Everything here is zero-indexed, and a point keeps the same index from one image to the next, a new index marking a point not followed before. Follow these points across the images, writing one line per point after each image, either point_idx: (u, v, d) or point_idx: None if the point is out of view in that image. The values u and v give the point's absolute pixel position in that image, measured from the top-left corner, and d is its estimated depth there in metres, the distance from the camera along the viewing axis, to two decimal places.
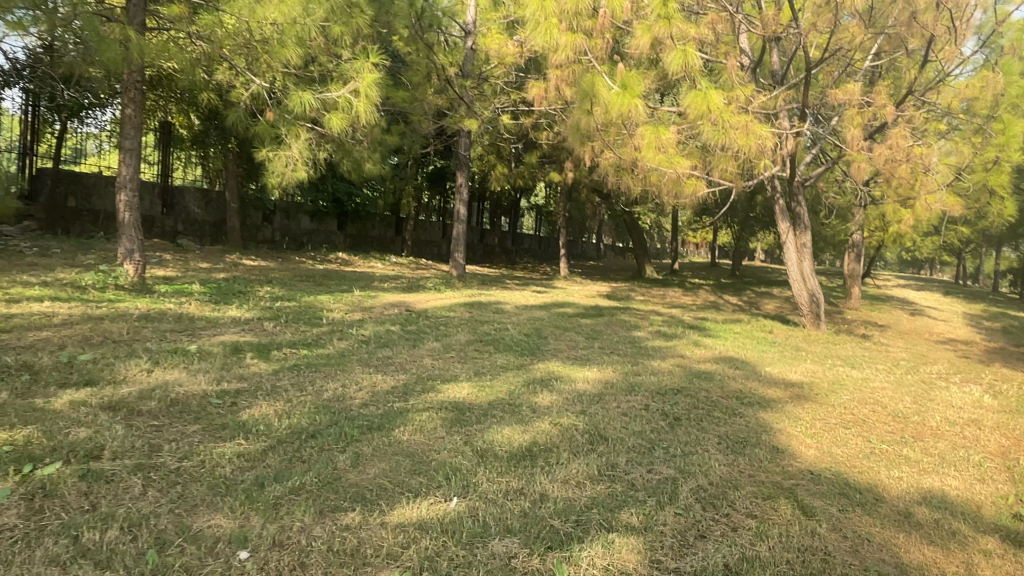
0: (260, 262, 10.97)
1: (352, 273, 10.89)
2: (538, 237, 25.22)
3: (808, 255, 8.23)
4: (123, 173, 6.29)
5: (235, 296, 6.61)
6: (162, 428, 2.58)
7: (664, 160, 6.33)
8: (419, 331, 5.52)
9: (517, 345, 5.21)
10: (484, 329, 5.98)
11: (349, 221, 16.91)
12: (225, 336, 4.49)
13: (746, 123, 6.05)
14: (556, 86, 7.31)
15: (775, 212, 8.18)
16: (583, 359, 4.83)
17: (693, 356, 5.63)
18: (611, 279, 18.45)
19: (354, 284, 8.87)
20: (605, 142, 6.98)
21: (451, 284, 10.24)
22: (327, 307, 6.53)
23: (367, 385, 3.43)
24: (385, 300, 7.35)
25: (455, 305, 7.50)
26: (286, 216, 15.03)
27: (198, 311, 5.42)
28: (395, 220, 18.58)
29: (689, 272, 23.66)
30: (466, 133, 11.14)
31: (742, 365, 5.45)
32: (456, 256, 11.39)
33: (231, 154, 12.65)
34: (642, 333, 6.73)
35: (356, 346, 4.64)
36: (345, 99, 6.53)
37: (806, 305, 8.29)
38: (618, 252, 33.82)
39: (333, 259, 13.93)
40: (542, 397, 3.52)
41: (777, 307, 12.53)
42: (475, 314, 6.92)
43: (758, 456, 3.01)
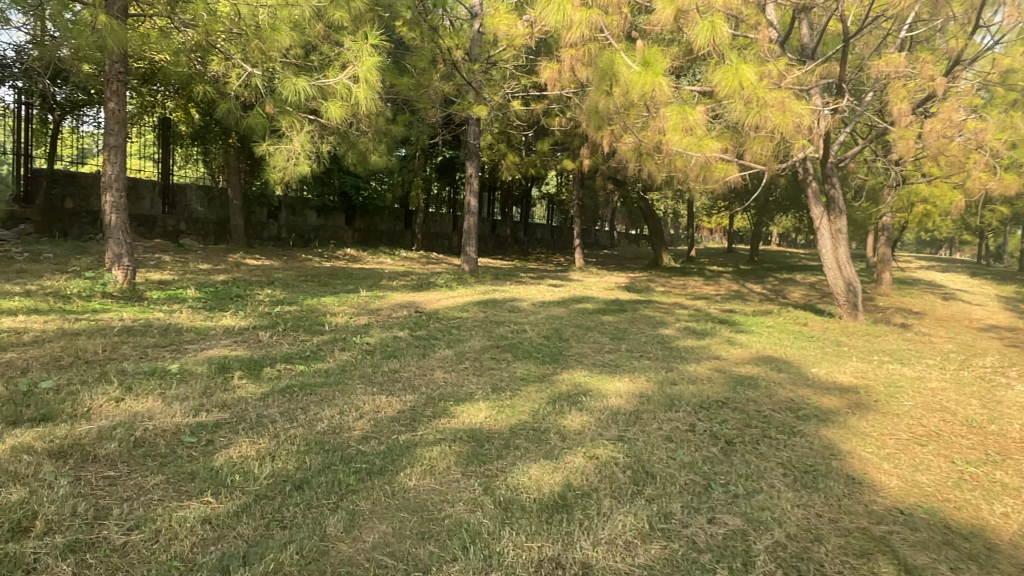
0: (264, 261, 10.53)
1: (359, 270, 10.44)
2: (551, 226, 24.66)
3: (844, 242, 7.66)
4: (107, 172, 5.85)
5: (233, 301, 6.19)
6: (117, 481, 2.13)
7: (692, 143, 5.81)
8: (430, 337, 5.06)
9: (537, 351, 4.72)
10: (500, 331, 5.51)
11: (356, 215, 16.47)
12: (214, 351, 4.04)
13: (783, 99, 5.51)
14: (569, 67, 6.81)
15: (808, 196, 7.61)
16: (612, 367, 4.34)
17: (730, 357, 5.14)
18: (628, 268, 17.89)
19: (361, 283, 8.42)
20: (625, 126, 6.46)
21: (464, 279, 9.77)
22: (331, 311, 6.09)
23: (369, 410, 2.97)
24: (393, 301, 6.90)
25: (468, 304, 7.04)
26: (292, 212, 14.60)
27: (189, 320, 4.99)
28: (404, 213, 18.13)
29: (708, 259, 23.04)
30: (475, 121, 10.62)
31: (785, 366, 4.96)
32: (468, 249, 10.94)
33: (232, 149, 12.22)
34: (670, 331, 6.23)
35: (359, 358, 4.19)
36: (343, 85, 6.04)
37: (842, 295, 7.72)
38: (632, 240, 33.17)
39: (341, 255, 13.48)
40: (572, 419, 3.04)
41: (805, 295, 11.96)
42: (489, 314, 6.45)
43: (833, 491, 2.52)
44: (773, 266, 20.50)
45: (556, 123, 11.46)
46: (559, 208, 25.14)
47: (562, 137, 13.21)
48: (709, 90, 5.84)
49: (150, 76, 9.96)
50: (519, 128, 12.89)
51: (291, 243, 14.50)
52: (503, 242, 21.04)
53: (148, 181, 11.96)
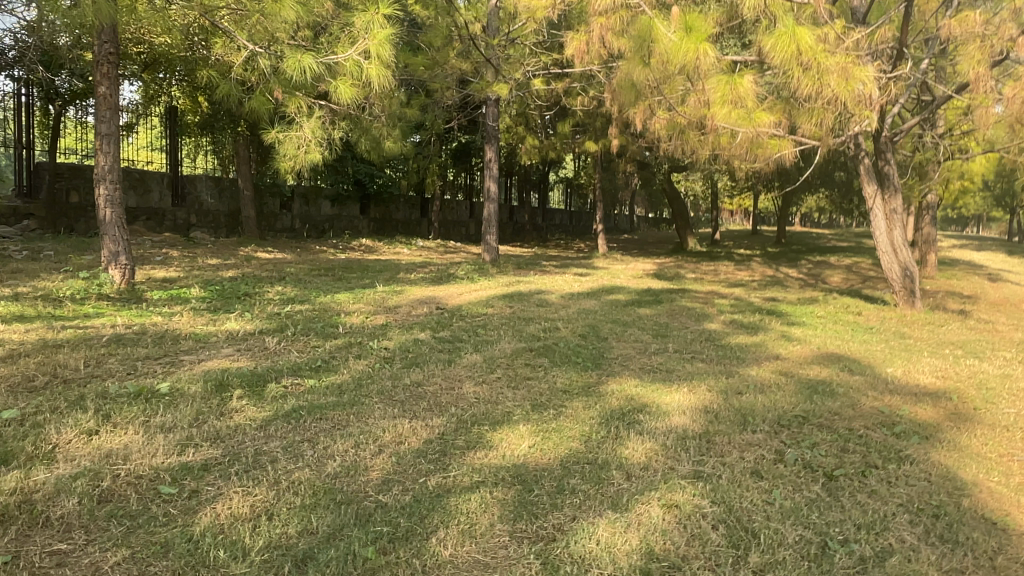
0: (275, 254, 10.08)
1: (375, 262, 9.96)
2: (570, 211, 24.05)
3: (900, 223, 7.06)
4: (100, 163, 5.39)
5: (240, 301, 5.71)
6: (67, 561, 1.64)
7: (740, 116, 5.24)
8: (454, 340, 4.55)
9: (576, 354, 4.20)
10: (532, 331, 4.98)
11: (371, 204, 16.01)
12: (212, 363, 3.56)
13: (846, 64, 4.89)
14: (599, 38, 6.22)
15: (860, 173, 7.04)
16: (665, 373, 3.80)
17: (790, 356, 4.58)
18: (651, 253, 17.27)
19: (377, 276, 7.94)
20: (664, 100, 5.87)
21: (485, 270, 9.25)
22: (346, 310, 5.60)
23: (389, 441, 2.46)
24: (412, 297, 6.39)
25: (493, 298, 6.52)
26: (305, 202, 14.14)
27: (188, 325, 4.51)
28: (420, 201, 17.67)
29: (733, 242, 22.33)
30: (495, 102, 10.04)
31: (855, 367, 4.39)
32: (488, 238, 10.43)
33: (242, 138, 11.77)
34: (715, 325, 5.66)
35: (377, 368, 3.68)
36: (353, 62, 5.48)
37: (898, 281, 7.13)
38: (652, 224, 32.46)
39: (357, 246, 13.02)
40: (634, 448, 2.51)
41: (845, 280, 11.30)
42: (516, 310, 5.93)
43: (982, 546, 1.97)
44: (802, 248, 19.74)
45: (579, 103, 10.84)
46: (578, 193, 24.50)
47: (584, 118, 12.58)
48: (759, 57, 5.23)
49: (153, 63, 9.51)
50: (538, 109, 12.28)
51: (305, 234, 14.06)
52: (521, 228, 20.50)
53: (157, 173, 11.56)
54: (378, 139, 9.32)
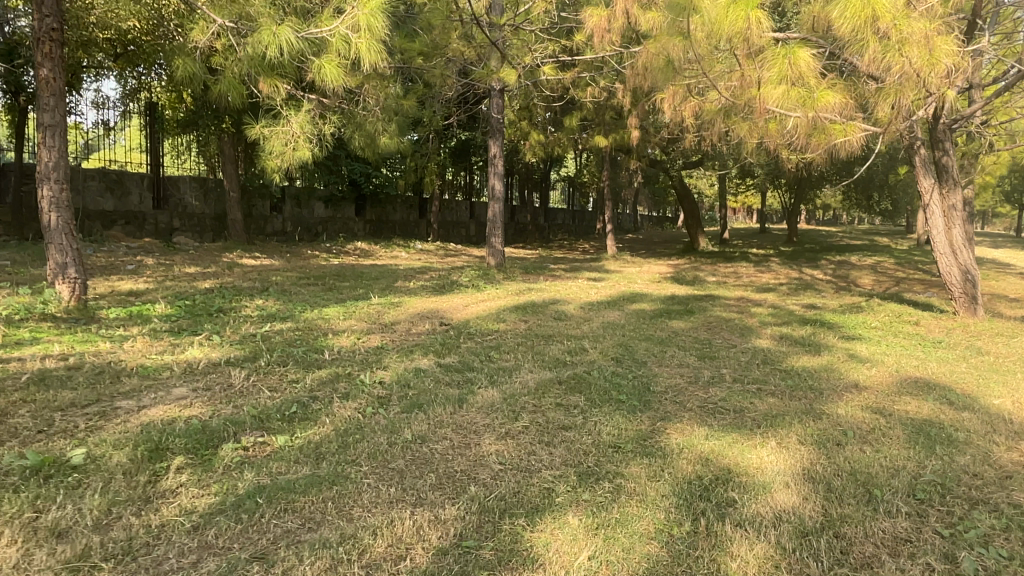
0: (263, 261, 9.29)
1: (371, 268, 9.17)
2: (572, 211, 23.28)
3: (961, 220, 6.21)
4: (43, 159, 4.59)
5: (211, 319, 4.89)
6: None
7: (800, 97, 4.40)
8: (464, 369, 3.73)
9: (617, 389, 3.38)
10: (554, 354, 4.17)
11: (366, 205, 15.26)
12: (157, 414, 2.76)
13: (931, 32, 4.07)
14: (624, 11, 5.43)
15: (914, 165, 6.24)
16: (736, 416, 2.99)
17: (873, 384, 3.77)
18: (661, 254, 16.46)
19: (373, 285, 7.12)
20: (705, 78, 5.07)
21: (491, 275, 8.45)
22: (335, 329, 4.78)
23: (384, 557, 1.66)
24: (412, 310, 5.58)
25: (505, 311, 5.70)
26: (297, 204, 13.35)
27: (140, 354, 3.70)
28: (418, 202, 16.92)
29: (744, 241, 21.56)
30: (499, 93, 9.22)
31: (957, 397, 3.58)
32: (494, 241, 9.63)
33: (228, 137, 10.97)
34: (765, 342, 4.87)
35: (369, 415, 2.86)
36: (340, 37, 4.66)
37: (958, 286, 6.27)
38: (656, 223, 31.70)
39: (351, 250, 12.22)
40: (744, 560, 1.72)
41: (876, 281, 10.50)
42: (533, 326, 5.14)
43: None
44: (816, 247, 18.96)
45: (589, 94, 10.03)
46: (580, 192, 23.71)
47: (592, 111, 11.78)
48: (820, 25, 4.39)
49: (127, 54, 8.71)
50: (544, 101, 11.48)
51: (298, 237, 13.26)
52: (523, 229, 19.72)
53: (136, 175, 10.75)
54: (373, 135, 8.52)
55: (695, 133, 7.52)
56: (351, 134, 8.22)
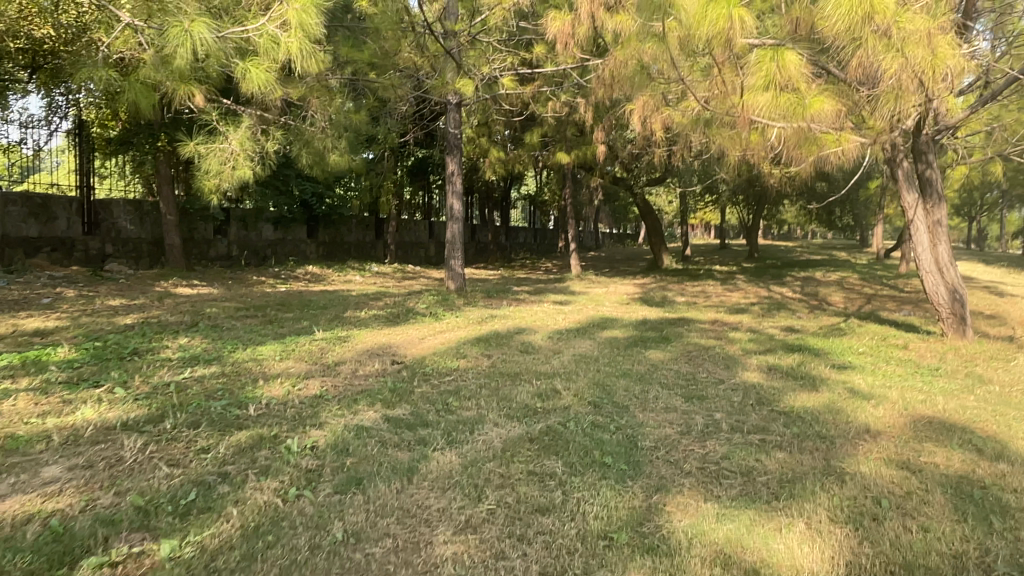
0: (202, 290, 8.56)
1: (320, 296, 8.51)
2: (533, 229, 22.87)
3: (946, 236, 5.86)
4: None
5: (121, 365, 4.20)
6: None
7: (789, 105, 3.94)
8: (416, 424, 3.13)
9: (601, 446, 2.82)
10: (522, 400, 3.60)
11: (319, 227, 14.56)
12: (9, 512, 2.11)
13: (933, 31, 3.64)
14: (590, 14, 4.96)
15: (897, 179, 5.89)
16: (746, 484, 2.46)
17: (887, 428, 3.30)
18: (625, 273, 16.10)
19: (319, 315, 6.48)
20: (683, 83, 4.62)
21: (451, 301, 7.88)
22: (267, 373, 4.13)
23: None
24: (360, 347, 4.95)
25: (464, 344, 5.11)
26: (243, 227, 12.60)
27: (15, 418, 3.02)
28: (373, 222, 16.27)
29: (706, 258, 21.39)
30: (456, 107, 8.67)
31: (983, 442, 3.12)
32: (453, 263, 9.05)
33: (164, 156, 10.17)
34: (753, 375, 4.40)
35: (291, 500, 2.27)
36: (269, 37, 4.08)
37: (946, 306, 5.93)
38: (618, 240, 31.49)
39: (301, 275, 11.52)
40: None
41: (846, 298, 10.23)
42: (497, 362, 4.58)
43: None
44: (778, 263, 18.84)
45: (549, 109, 9.59)
46: (540, 210, 23.32)
47: (553, 127, 11.36)
48: (811, 23, 3.94)
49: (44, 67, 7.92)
50: (502, 117, 10.99)
51: (244, 262, 12.50)
52: (484, 249, 19.21)
53: (62, 199, 9.83)
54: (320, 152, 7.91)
55: (664, 148, 7.10)
56: (297, 151, 7.59)
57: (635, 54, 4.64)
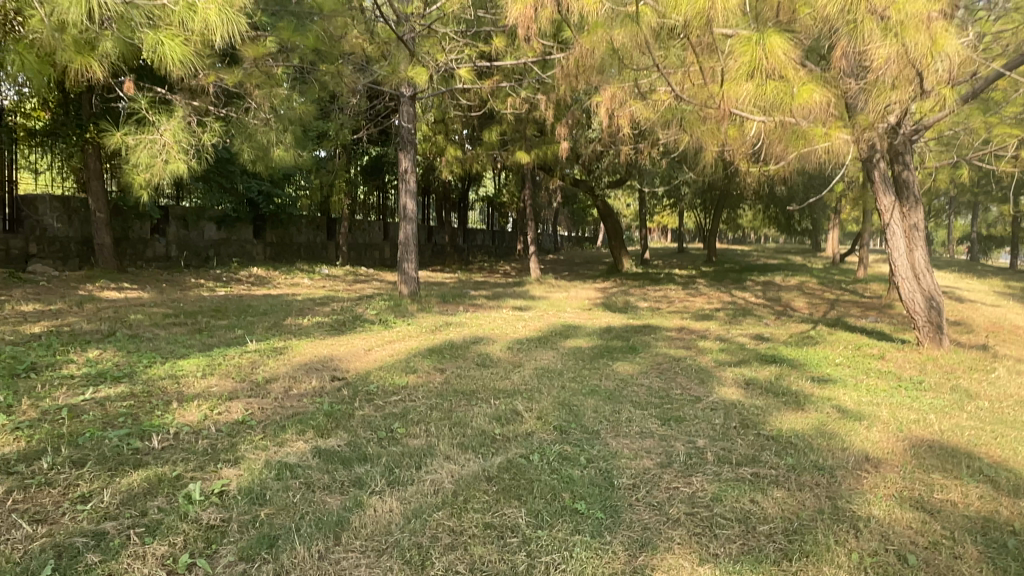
0: (132, 294, 7.87)
1: (262, 301, 7.90)
2: (492, 231, 22.44)
3: (922, 242, 5.63)
4: None
5: (10, 385, 3.59)
6: None
7: (776, 93, 3.57)
8: (352, 458, 2.64)
9: (570, 487, 2.38)
10: (479, 425, 3.14)
11: (266, 226, 13.85)
12: None
13: (934, 13, 3.30)
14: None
15: (874, 181, 5.64)
16: (747, 538, 2.04)
17: (887, 456, 2.94)
18: (585, 277, 15.77)
19: (256, 323, 5.90)
20: (659, 70, 4.22)
21: (403, 307, 7.36)
22: (184, 394, 3.58)
23: None
24: (297, 360, 4.42)
25: (415, 357, 4.63)
26: (183, 226, 11.85)
27: None
28: (325, 222, 15.61)
29: (666, 261, 21.25)
30: (410, 100, 8.16)
31: (996, 472, 2.78)
32: (406, 266, 8.51)
33: (93, 149, 9.40)
34: (730, 392, 4.02)
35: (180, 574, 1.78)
36: (184, 4, 3.76)
37: (922, 314, 5.69)
38: (577, 242, 31.29)
39: (245, 278, 10.83)
40: None
41: (810, 304, 10.05)
42: (450, 377, 4.11)
43: None
44: (736, 267, 18.78)
45: (509, 105, 9.16)
46: (499, 211, 22.91)
47: (512, 125, 10.94)
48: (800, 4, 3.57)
49: None
50: (460, 113, 10.52)
51: (184, 263, 11.75)
52: (441, 251, 18.67)
53: None
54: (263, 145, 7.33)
55: (629, 148, 6.74)
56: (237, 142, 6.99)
57: (603, 40, 4.25)
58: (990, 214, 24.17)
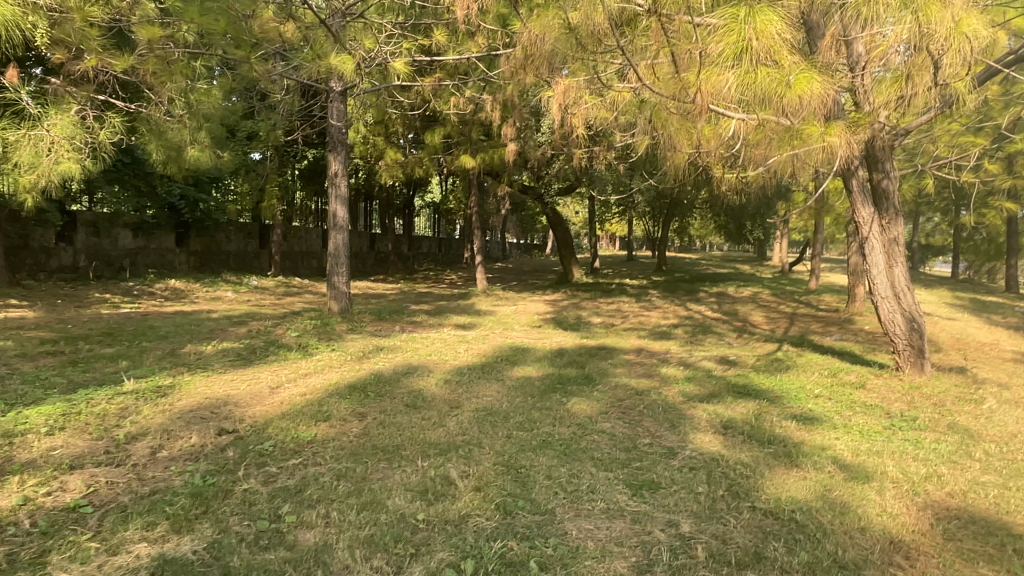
0: (16, 313, 6.83)
1: (170, 320, 6.95)
2: (439, 239, 21.63)
3: (903, 258, 5.13)
4: None
5: None
6: None
7: (769, 83, 2.94)
8: None
9: None
10: (399, 505, 2.39)
11: (190, 234, 12.77)
12: None
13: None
14: None
15: (852, 190, 5.10)
16: None
17: (915, 538, 2.31)
18: (535, 287, 15.13)
19: (150, 352, 5.01)
20: (628, 58, 3.57)
21: (329, 327, 6.52)
22: (10, 464, 2.72)
23: None
24: (180, 407, 3.57)
25: (330, 397, 3.82)
26: (94, 233, 10.72)
27: None
28: (258, 229, 14.59)
29: (617, 271, 20.85)
30: (341, 96, 7.34)
31: None
32: (338, 281, 7.66)
33: None
34: (709, 440, 3.37)
35: None
36: None
37: (903, 337, 5.21)
38: (526, 250, 30.75)
39: (160, 292, 9.78)
40: None
41: (769, 320, 9.60)
42: (371, 425, 3.35)
43: None
44: (687, 276, 18.44)
45: (451, 105, 8.42)
46: (446, 218, 22.17)
47: (456, 127, 10.20)
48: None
49: None
50: (400, 113, 9.73)
51: (94, 275, 10.59)
52: (384, 259, 17.76)
53: None
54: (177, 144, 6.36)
55: (583, 152, 6.08)
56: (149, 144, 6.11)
57: (556, 21, 3.57)
58: (929, 223, 24.62)
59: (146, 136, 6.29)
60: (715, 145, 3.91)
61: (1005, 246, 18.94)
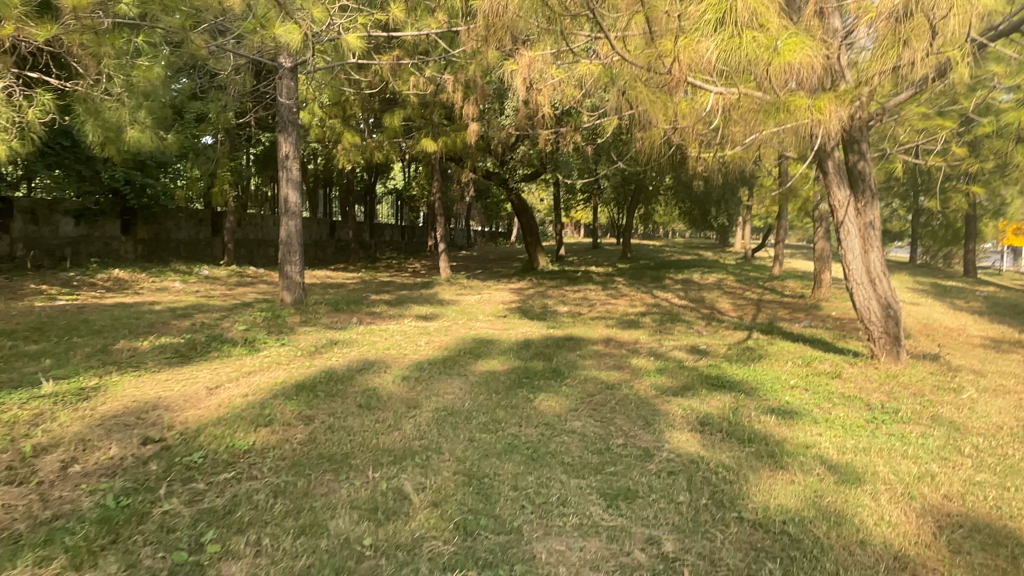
0: None
1: (109, 313, 6.48)
2: (401, 226, 21.16)
3: (879, 243, 4.97)
4: None
5: None
6: None
7: (754, 48, 2.68)
8: None
9: None
10: (343, 528, 2.08)
11: (137, 221, 12.15)
12: None
13: None
14: None
15: (827, 172, 4.92)
16: None
17: (919, 552, 2.09)
18: (500, 275, 14.83)
19: (80, 349, 4.58)
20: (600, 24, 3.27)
21: (280, 319, 6.13)
22: None
23: None
24: (103, 412, 3.18)
25: (274, 398, 3.48)
26: (31, 220, 10.07)
27: None
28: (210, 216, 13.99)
29: (582, 258, 20.65)
30: (292, 73, 6.91)
31: None
32: (291, 270, 7.25)
33: None
34: (686, 440, 3.12)
35: None
36: None
37: (878, 324, 5.04)
38: (491, 237, 30.41)
39: (102, 282, 9.22)
40: None
41: (736, 307, 9.46)
42: (318, 430, 3.03)
43: None
44: (652, 263, 18.34)
45: (411, 85, 8.04)
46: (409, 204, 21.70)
47: (416, 110, 9.81)
48: None
49: None
50: (358, 94, 9.30)
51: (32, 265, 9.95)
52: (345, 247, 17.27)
53: None
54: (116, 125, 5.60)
55: (550, 133, 5.79)
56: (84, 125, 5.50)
57: None
58: (887, 211, 24.96)
59: (83, 116, 5.54)
60: (691, 121, 3.64)
61: (962, 231, 19.24)
